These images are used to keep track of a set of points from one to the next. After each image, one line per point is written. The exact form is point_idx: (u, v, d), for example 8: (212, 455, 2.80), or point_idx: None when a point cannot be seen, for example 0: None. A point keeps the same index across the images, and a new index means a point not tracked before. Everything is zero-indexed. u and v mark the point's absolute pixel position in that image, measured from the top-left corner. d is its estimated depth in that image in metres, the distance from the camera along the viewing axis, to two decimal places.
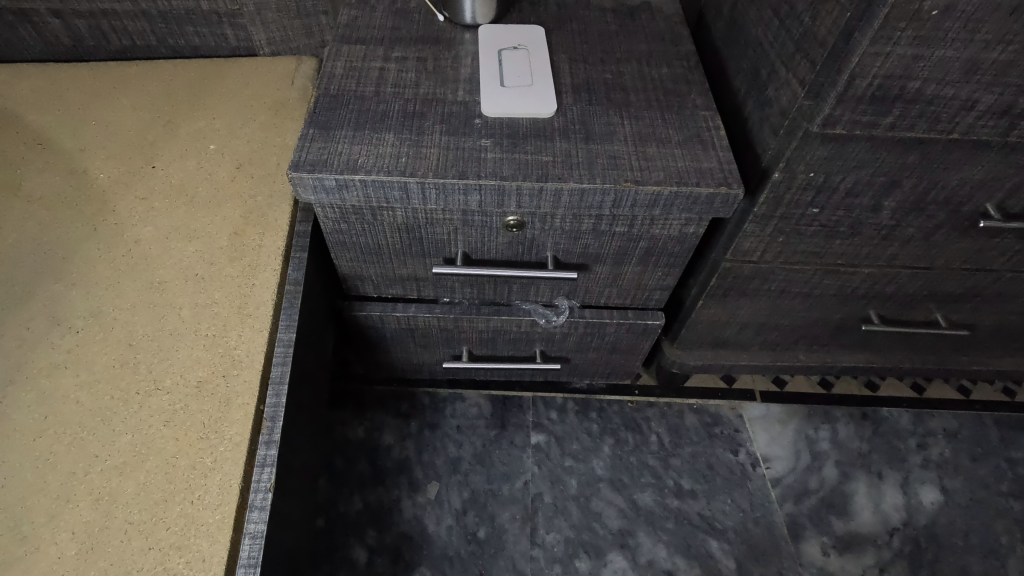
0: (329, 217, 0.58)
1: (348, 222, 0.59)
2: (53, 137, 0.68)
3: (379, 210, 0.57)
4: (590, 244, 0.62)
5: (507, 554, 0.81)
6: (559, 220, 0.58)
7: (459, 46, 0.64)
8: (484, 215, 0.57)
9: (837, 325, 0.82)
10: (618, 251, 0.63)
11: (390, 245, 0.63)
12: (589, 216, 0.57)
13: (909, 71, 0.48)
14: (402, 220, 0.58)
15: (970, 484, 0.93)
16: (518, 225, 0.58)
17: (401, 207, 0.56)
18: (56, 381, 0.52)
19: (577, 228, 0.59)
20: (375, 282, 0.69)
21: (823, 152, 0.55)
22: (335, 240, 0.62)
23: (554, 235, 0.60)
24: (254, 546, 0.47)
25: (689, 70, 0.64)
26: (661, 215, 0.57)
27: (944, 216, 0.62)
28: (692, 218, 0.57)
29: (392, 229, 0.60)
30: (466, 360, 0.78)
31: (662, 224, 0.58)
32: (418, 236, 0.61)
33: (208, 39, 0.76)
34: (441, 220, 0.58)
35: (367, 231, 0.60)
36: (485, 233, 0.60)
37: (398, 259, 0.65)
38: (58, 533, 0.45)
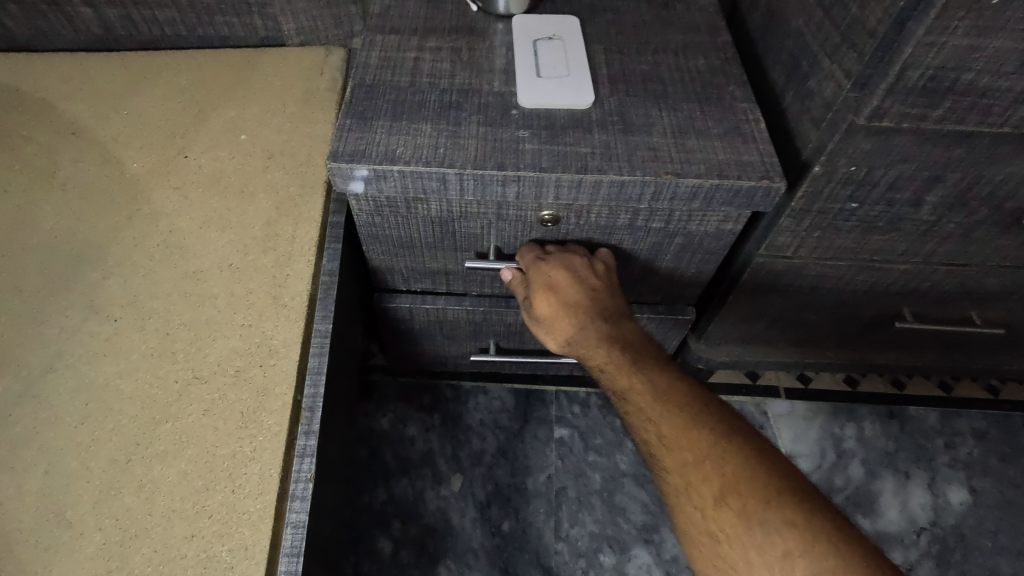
0: (363, 209, 0.58)
1: (382, 215, 0.59)
2: (86, 125, 0.68)
3: (415, 202, 0.57)
4: (625, 240, 0.61)
5: (532, 547, 0.81)
6: (595, 215, 0.57)
7: (493, 37, 0.64)
8: (519, 209, 0.57)
9: (869, 321, 0.81)
10: (653, 247, 0.62)
11: (422, 238, 0.62)
12: (626, 210, 0.57)
13: (964, 62, 0.46)
14: (437, 213, 0.58)
15: (999, 484, 0.92)
16: (554, 219, 0.58)
17: (437, 199, 0.56)
18: (96, 369, 0.53)
19: (612, 223, 0.59)
20: (405, 274, 0.69)
21: (867, 145, 0.54)
22: (368, 232, 0.62)
23: (589, 228, 0.59)
24: (297, 535, 0.48)
25: (727, 61, 0.63)
26: (700, 211, 0.56)
27: (987, 212, 0.61)
28: (731, 214, 0.57)
29: (426, 223, 0.60)
30: (494, 353, 0.77)
31: (699, 220, 0.58)
32: (451, 230, 0.61)
33: (237, 29, 0.75)
34: (475, 213, 0.58)
35: (399, 223, 0.60)
36: (519, 227, 0.60)
37: (429, 253, 0.65)
38: (102, 520, 0.46)
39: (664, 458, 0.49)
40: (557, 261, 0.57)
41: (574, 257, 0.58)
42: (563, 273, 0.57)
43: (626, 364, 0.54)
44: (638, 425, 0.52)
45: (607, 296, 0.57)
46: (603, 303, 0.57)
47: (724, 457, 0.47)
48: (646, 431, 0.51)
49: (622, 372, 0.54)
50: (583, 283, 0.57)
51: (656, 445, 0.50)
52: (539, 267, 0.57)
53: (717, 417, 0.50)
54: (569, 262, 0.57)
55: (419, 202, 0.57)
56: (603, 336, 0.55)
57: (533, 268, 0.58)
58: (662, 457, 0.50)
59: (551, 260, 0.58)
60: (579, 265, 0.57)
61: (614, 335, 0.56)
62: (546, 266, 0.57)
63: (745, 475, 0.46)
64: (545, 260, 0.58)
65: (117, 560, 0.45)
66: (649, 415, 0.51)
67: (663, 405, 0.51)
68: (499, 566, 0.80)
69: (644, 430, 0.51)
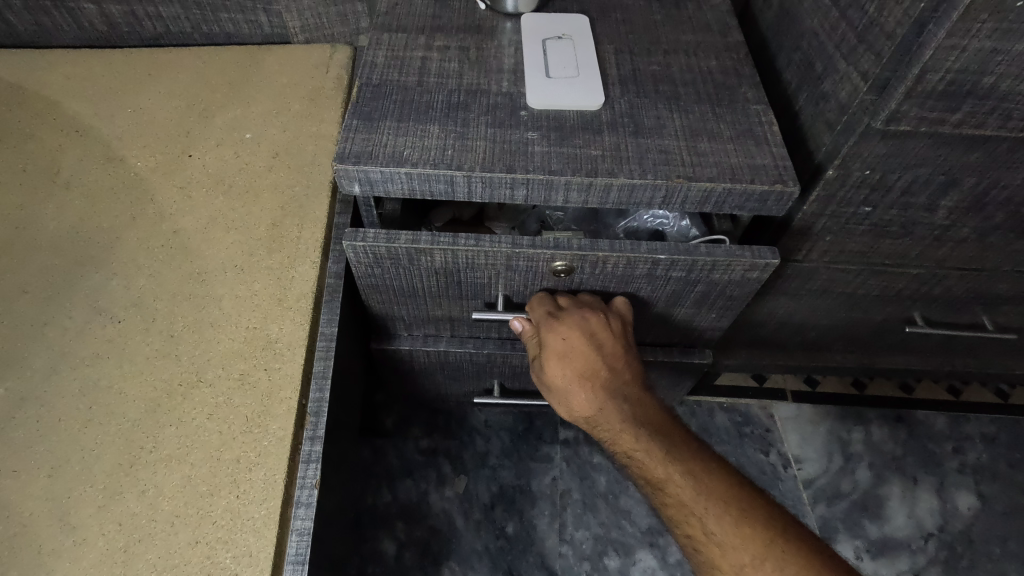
0: (363, 261, 0.56)
1: (384, 266, 0.57)
2: (90, 123, 0.67)
3: (420, 254, 0.54)
4: (643, 288, 0.59)
5: (536, 550, 0.81)
6: (611, 264, 0.55)
7: (501, 36, 0.63)
8: (530, 260, 0.54)
9: (879, 325, 0.80)
10: (672, 294, 0.60)
11: (426, 287, 0.60)
12: (645, 260, 0.54)
13: (985, 65, 0.45)
14: (443, 264, 0.56)
15: (1009, 489, 0.91)
16: (567, 269, 0.55)
17: (443, 250, 0.53)
18: (99, 372, 0.52)
19: (630, 273, 0.56)
20: (408, 321, 0.68)
21: (883, 149, 0.53)
22: (369, 282, 0.60)
23: (605, 279, 0.57)
24: (302, 543, 0.47)
25: (739, 62, 0.62)
26: (724, 259, 0.54)
27: (1003, 217, 0.60)
28: (757, 262, 0.54)
29: (431, 273, 0.58)
30: (497, 395, 0.78)
31: (723, 269, 0.55)
32: (458, 279, 0.58)
33: (242, 26, 0.75)
34: (483, 264, 0.55)
35: (403, 275, 0.58)
36: (529, 277, 0.57)
37: (433, 300, 0.63)
38: (105, 524, 0.46)
39: (715, 556, 0.48)
40: (573, 323, 0.55)
41: (589, 317, 0.56)
42: (579, 337, 0.55)
43: (656, 447, 0.52)
44: (681, 519, 0.50)
45: (623, 363, 0.56)
46: (620, 372, 0.56)
47: (784, 557, 0.46)
48: (691, 526, 0.50)
49: (652, 455, 0.52)
50: (601, 354, 0.55)
51: (704, 542, 0.49)
52: (554, 328, 0.55)
53: (762, 506, 0.50)
54: (587, 326, 0.55)
55: (423, 252, 0.54)
56: (625, 411, 0.54)
57: (546, 330, 0.55)
58: (711, 554, 0.49)
59: (566, 320, 0.55)
60: (595, 326, 0.55)
61: (641, 415, 0.54)
62: (561, 329, 0.55)
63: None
64: (559, 320, 0.55)
65: (121, 566, 0.44)
66: (692, 510, 0.50)
67: (706, 498, 0.50)
68: (503, 569, 0.79)
69: (689, 526, 0.50)
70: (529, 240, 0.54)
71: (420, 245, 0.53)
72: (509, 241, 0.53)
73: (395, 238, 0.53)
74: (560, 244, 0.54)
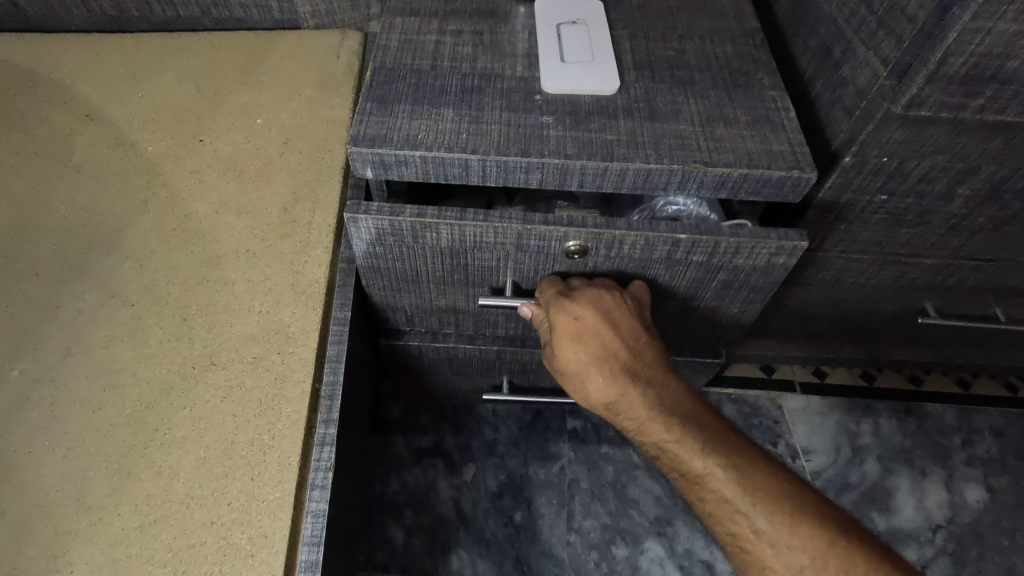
0: (364, 238, 0.54)
1: (386, 244, 0.54)
2: (101, 108, 0.67)
3: (424, 230, 0.52)
4: (660, 273, 0.57)
5: (544, 538, 0.81)
6: (627, 246, 0.53)
7: (515, 21, 0.62)
8: (542, 238, 0.52)
9: (891, 316, 0.79)
10: (692, 282, 0.59)
11: (432, 271, 0.58)
12: (664, 241, 0.52)
13: (1010, 48, 0.45)
14: (448, 243, 0.54)
15: (1018, 482, 0.91)
16: (581, 250, 0.54)
17: (450, 225, 0.52)
18: (113, 354, 0.52)
19: (648, 256, 0.55)
20: (409, 313, 0.67)
21: (901, 135, 0.52)
22: (371, 265, 0.58)
23: (619, 260, 0.56)
24: (317, 525, 0.47)
25: (755, 48, 0.61)
26: (749, 242, 0.52)
27: (1020, 206, 0.59)
28: (784, 245, 0.52)
29: (436, 254, 0.56)
30: (507, 393, 0.77)
31: (747, 253, 0.54)
32: (465, 262, 0.57)
33: (252, 11, 0.74)
34: (492, 244, 0.54)
35: (406, 256, 0.56)
36: (540, 259, 0.55)
37: (438, 287, 0.61)
38: (121, 505, 0.46)
39: (766, 555, 0.47)
40: (586, 302, 0.54)
41: (601, 295, 0.55)
42: (592, 315, 0.53)
43: (688, 438, 0.51)
44: (725, 517, 0.49)
45: (641, 344, 0.55)
46: (638, 353, 0.55)
47: (850, 557, 0.45)
48: (736, 524, 0.49)
49: (684, 445, 0.51)
50: (618, 334, 0.54)
51: (753, 541, 0.48)
52: (567, 308, 0.54)
53: (810, 501, 0.49)
54: (602, 306, 0.54)
55: (429, 226, 0.52)
56: (649, 397, 0.53)
57: (557, 310, 0.54)
58: (762, 554, 0.47)
59: (578, 299, 0.54)
60: (609, 304, 0.54)
61: (668, 403, 0.53)
62: (573, 308, 0.54)
63: (876, 573, 0.45)
64: (571, 299, 0.54)
65: (137, 546, 0.45)
66: (738, 507, 0.49)
67: (750, 493, 0.49)
68: (511, 557, 0.79)
69: (735, 524, 0.49)
70: (540, 217, 0.52)
71: (426, 219, 0.51)
72: (520, 218, 0.52)
73: (401, 212, 0.51)
74: (574, 221, 0.52)
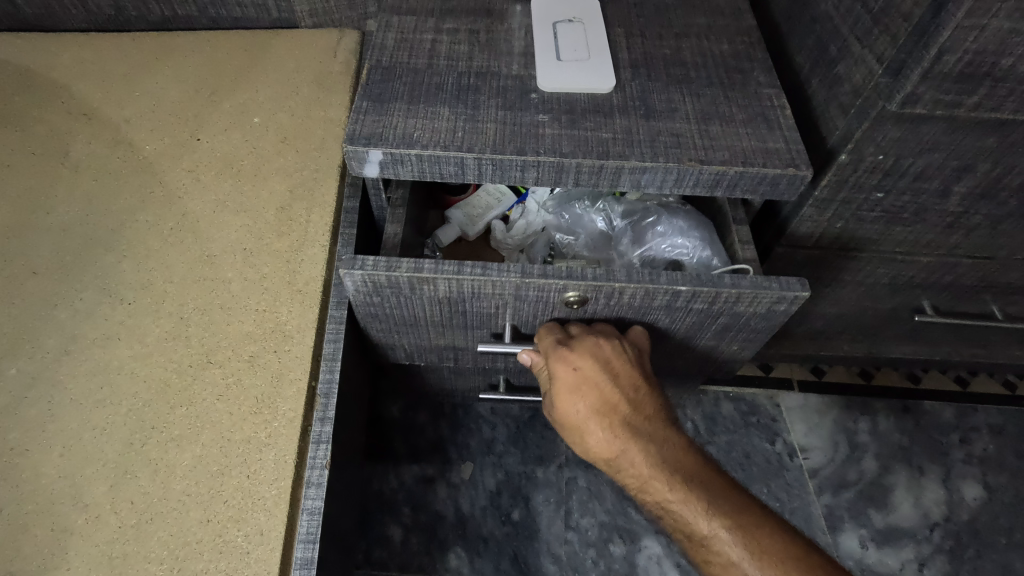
0: (361, 292, 0.53)
1: (383, 295, 0.54)
2: (98, 107, 0.67)
3: (422, 283, 0.52)
4: (660, 319, 0.57)
5: (542, 536, 0.81)
6: (627, 295, 0.52)
7: (511, 19, 0.62)
8: (541, 289, 0.52)
9: (888, 314, 0.79)
10: (692, 325, 0.58)
11: (430, 316, 0.58)
12: (664, 292, 0.52)
13: (1004, 46, 0.45)
14: (445, 293, 0.53)
15: (1015, 480, 0.91)
16: (580, 300, 0.53)
17: (447, 279, 0.51)
18: (110, 353, 0.52)
19: (648, 303, 0.54)
20: (410, 349, 0.67)
21: (896, 133, 0.52)
22: (368, 312, 0.57)
23: (621, 306, 0.55)
24: (313, 522, 0.47)
25: (751, 46, 0.61)
26: (750, 292, 0.51)
27: (1017, 203, 0.59)
28: (786, 295, 0.51)
29: (434, 303, 0.55)
30: (504, 392, 0.76)
31: (749, 301, 0.53)
32: (462, 309, 0.56)
33: (249, 10, 0.74)
34: (490, 294, 0.53)
35: (403, 304, 0.55)
36: (539, 306, 0.55)
37: (437, 330, 0.61)
38: (118, 503, 0.46)
39: None
40: (586, 352, 0.53)
41: (601, 344, 0.54)
42: (591, 365, 0.53)
43: (690, 498, 0.50)
44: None
45: (642, 395, 0.54)
46: (640, 405, 0.54)
47: None
48: None
49: (689, 507, 0.49)
50: (618, 385, 0.53)
51: None
52: (565, 359, 0.53)
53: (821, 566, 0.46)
54: (602, 356, 0.53)
55: (426, 281, 0.51)
56: (651, 454, 0.52)
57: (556, 360, 0.53)
58: None
59: (577, 348, 0.54)
60: (609, 353, 0.54)
61: (670, 458, 0.51)
62: (573, 359, 0.53)
63: None
64: (571, 349, 0.54)
65: (133, 544, 0.45)
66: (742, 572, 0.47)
67: (754, 558, 0.47)
68: (509, 555, 0.80)
69: None
70: (539, 269, 0.51)
71: (422, 273, 0.50)
72: (518, 270, 0.51)
73: (396, 267, 0.50)
74: (574, 273, 0.51)
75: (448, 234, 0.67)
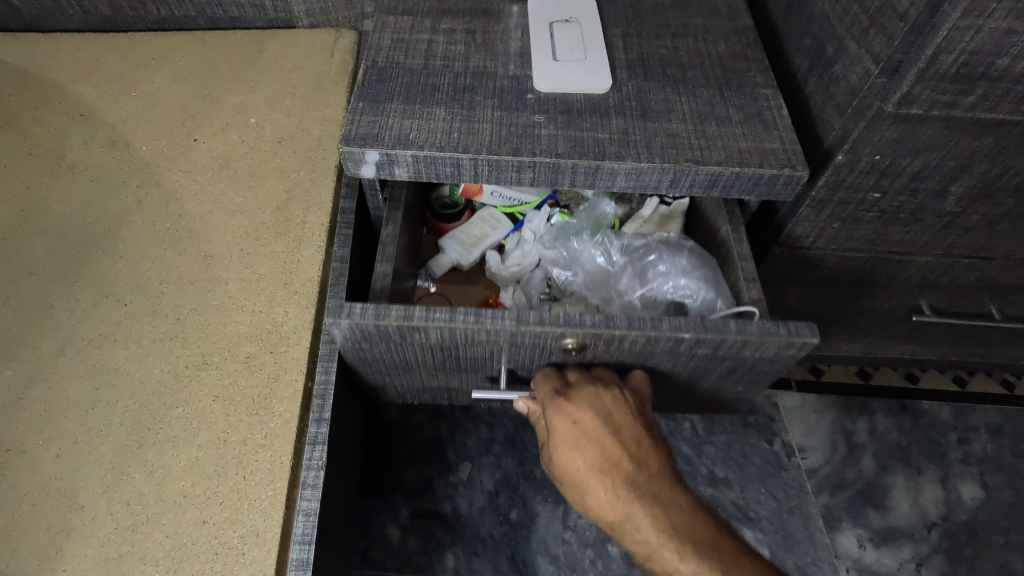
0: (350, 339, 0.52)
1: (371, 341, 0.53)
2: (95, 108, 0.67)
3: (413, 330, 0.51)
4: (662, 362, 0.56)
5: (540, 536, 0.81)
6: (628, 341, 0.52)
7: (508, 20, 0.62)
8: (537, 336, 0.51)
9: (886, 314, 0.79)
10: (697, 367, 0.57)
11: (421, 359, 0.57)
12: (667, 338, 0.51)
13: (1000, 46, 0.44)
14: (437, 339, 0.52)
15: (1013, 479, 0.91)
16: (579, 346, 0.53)
17: (437, 327, 0.50)
18: (106, 354, 0.52)
19: (650, 348, 0.53)
20: (404, 388, 0.67)
21: (893, 134, 0.52)
22: (358, 356, 0.56)
23: (619, 349, 0.54)
24: (308, 523, 0.47)
25: (748, 46, 0.61)
26: (756, 338, 0.51)
27: (1014, 203, 0.59)
28: (795, 341, 0.51)
29: (425, 347, 0.54)
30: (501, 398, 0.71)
31: (756, 347, 0.52)
32: (456, 352, 0.56)
33: (246, 10, 0.73)
34: (485, 340, 0.52)
35: (393, 349, 0.55)
36: (537, 351, 0.55)
37: (429, 370, 0.61)
38: (113, 505, 0.46)
39: None
40: (584, 403, 0.52)
41: (600, 395, 0.53)
42: (590, 417, 0.51)
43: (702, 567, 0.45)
44: None
45: (647, 451, 0.51)
46: (645, 462, 0.50)
47: None
48: None
49: None
50: (620, 439, 0.51)
51: None
52: (564, 411, 0.52)
53: None
54: (602, 408, 0.52)
55: (417, 329, 0.50)
56: (658, 517, 0.48)
57: (555, 411, 0.52)
58: None
59: (576, 399, 0.52)
60: (609, 405, 0.52)
61: (678, 521, 0.48)
62: (571, 410, 0.52)
63: None
64: (569, 400, 0.52)
65: (128, 546, 0.45)
66: None
67: None
68: (507, 555, 0.80)
69: None
70: (535, 315, 0.51)
71: (413, 322, 0.50)
72: (513, 317, 0.50)
73: (384, 315, 0.50)
74: (572, 320, 0.51)
75: (440, 264, 0.71)
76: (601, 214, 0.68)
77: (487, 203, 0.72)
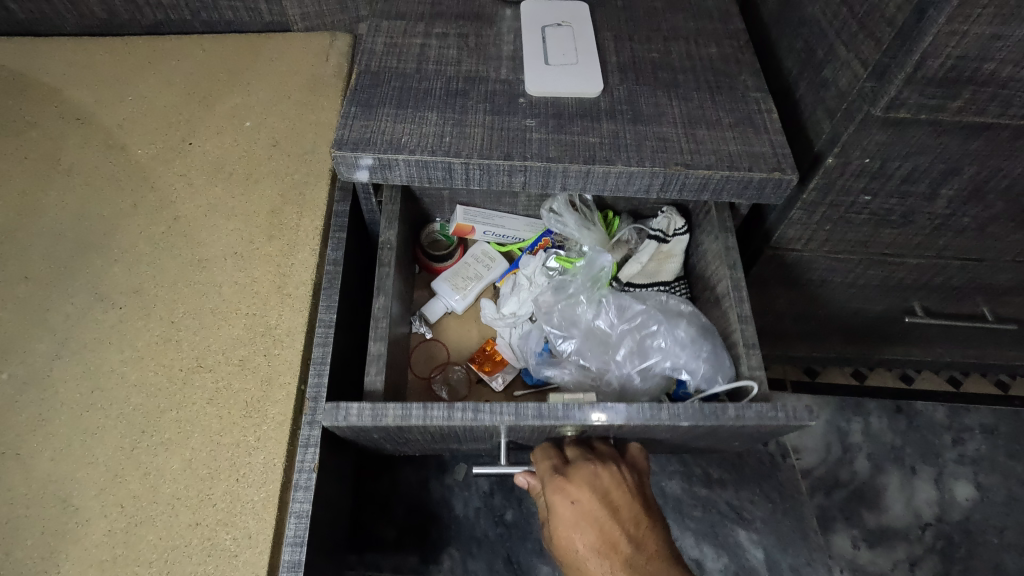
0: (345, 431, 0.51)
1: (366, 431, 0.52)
2: (91, 112, 0.67)
3: (407, 426, 0.50)
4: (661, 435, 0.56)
5: (536, 537, 0.82)
6: (628, 425, 0.51)
7: (500, 23, 0.62)
8: (536, 427, 0.50)
9: (878, 315, 0.80)
10: (696, 435, 0.57)
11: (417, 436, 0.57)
12: (666, 425, 0.51)
13: (986, 51, 0.44)
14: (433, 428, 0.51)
15: (1007, 480, 0.91)
16: (579, 431, 0.52)
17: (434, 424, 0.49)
18: (100, 357, 0.53)
19: (651, 428, 0.53)
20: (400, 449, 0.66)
21: (882, 137, 0.53)
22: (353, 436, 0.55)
23: (620, 431, 0.53)
24: (300, 526, 0.47)
25: (739, 49, 0.61)
26: (755, 424, 0.50)
27: (1004, 206, 0.59)
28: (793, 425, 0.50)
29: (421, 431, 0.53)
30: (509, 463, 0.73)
31: (756, 427, 0.52)
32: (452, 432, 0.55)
33: (241, 14, 0.73)
34: (480, 429, 0.51)
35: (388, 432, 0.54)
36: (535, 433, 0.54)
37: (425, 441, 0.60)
38: (107, 506, 0.47)
39: None
40: (583, 482, 0.50)
41: (600, 473, 0.51)
42: (590, 498, 0.49)
43: None
44: None
45: (647, 534, 0.49)
46: (646, 544, 0.48)
47: None
48: None
49: None
50: (619, 520, 0.48)
51: None
52: (563, 490, 0.50)
53: None
54: (601, 485, 0.50)
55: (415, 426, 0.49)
56: None
57: (554, 491, 0.51)
58: None
59: (575, 478, 0.51)
60: (608, 483, 0.51)
61: None
62: (570, 490, 0.50)
63: None
64: (568, 479, 0.51)
65: (123, 547, 0.45)
66: None
67: None
68: (502, 555, 0.80)
69: None
70: (533, 409, 0.50)
71: (410, 421, 0.49)
72: (511, 413, 0.49)
73: (382, 416, 0.49)
74: (571, 412, 0.50)
75: (436, 309, 0.72)
76: (600, 267, 0.65)
77: (481, 240, 0.73)
